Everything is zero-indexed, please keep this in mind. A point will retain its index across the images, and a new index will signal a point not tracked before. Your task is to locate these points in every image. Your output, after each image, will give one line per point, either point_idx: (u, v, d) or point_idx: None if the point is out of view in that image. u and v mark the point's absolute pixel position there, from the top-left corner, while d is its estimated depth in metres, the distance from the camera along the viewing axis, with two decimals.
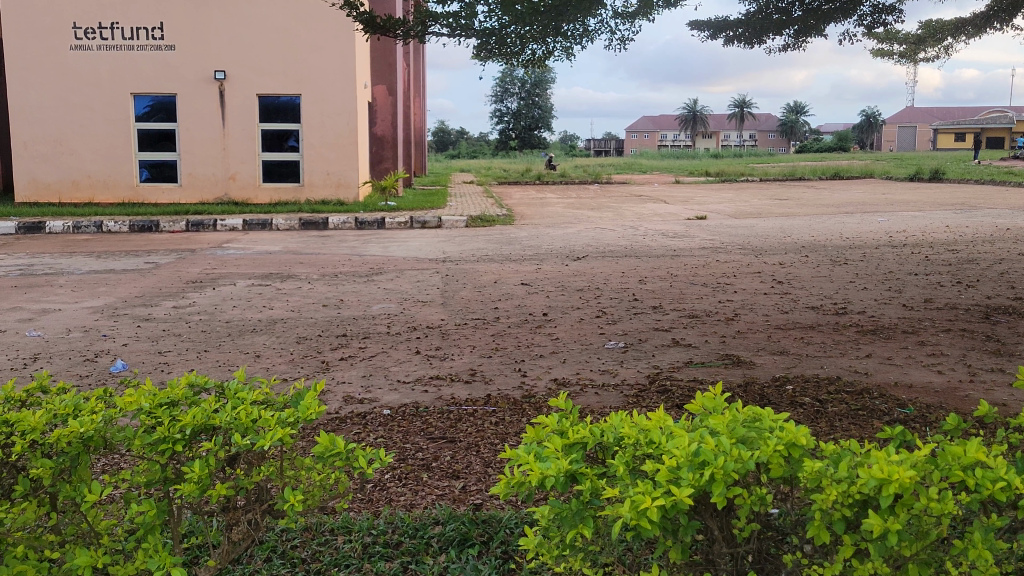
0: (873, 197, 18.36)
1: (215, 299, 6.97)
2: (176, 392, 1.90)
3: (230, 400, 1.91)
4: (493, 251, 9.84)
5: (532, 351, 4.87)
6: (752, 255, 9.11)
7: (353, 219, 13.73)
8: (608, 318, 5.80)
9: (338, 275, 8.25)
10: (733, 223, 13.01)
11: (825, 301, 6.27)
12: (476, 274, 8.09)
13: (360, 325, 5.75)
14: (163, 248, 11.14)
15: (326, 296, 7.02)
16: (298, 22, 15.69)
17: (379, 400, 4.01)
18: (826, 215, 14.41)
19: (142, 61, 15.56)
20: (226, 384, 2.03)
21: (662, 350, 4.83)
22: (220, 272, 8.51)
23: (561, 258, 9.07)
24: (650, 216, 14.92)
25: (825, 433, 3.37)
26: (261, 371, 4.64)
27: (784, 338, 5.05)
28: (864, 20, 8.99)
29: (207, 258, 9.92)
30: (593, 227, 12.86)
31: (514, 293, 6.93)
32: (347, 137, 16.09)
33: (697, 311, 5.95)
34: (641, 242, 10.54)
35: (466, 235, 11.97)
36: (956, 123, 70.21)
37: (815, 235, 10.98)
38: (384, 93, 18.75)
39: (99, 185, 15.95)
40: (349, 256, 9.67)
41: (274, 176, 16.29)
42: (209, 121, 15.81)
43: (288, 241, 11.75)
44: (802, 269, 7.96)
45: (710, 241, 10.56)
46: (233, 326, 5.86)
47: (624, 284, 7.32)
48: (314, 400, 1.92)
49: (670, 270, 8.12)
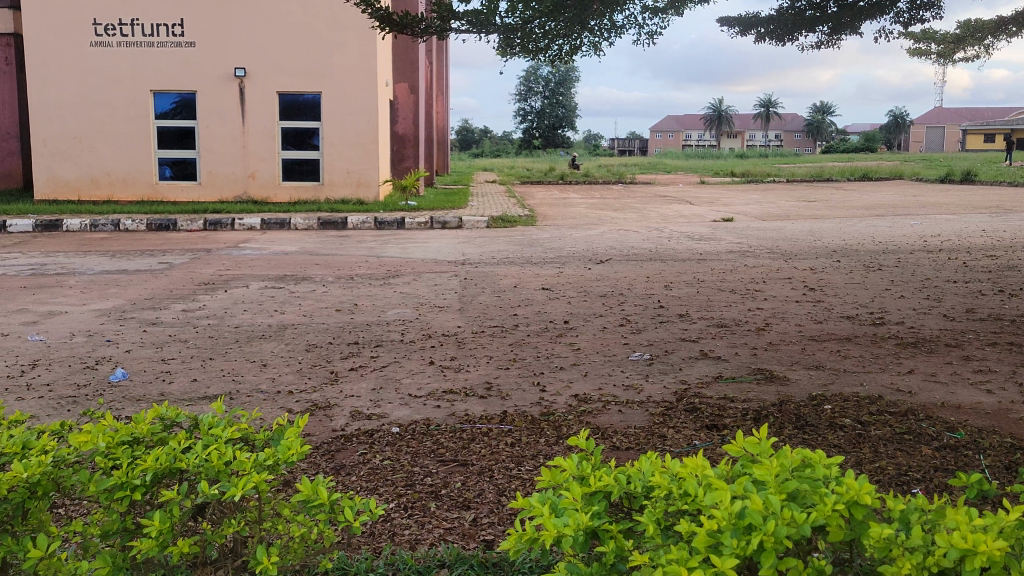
0: (904, 199, 17.99)
1: (226, 302, 6.77)
2: (143, 427, 1.84)
3: (204, 438, 1.76)
4: (515, 253, 9.61)
5: (551, 363, 4.61)
6: (781, 260, 8.83)
7: (372, 219, 13.53)
8: (632, 326, 5.54)
9: (354, 277, 8.03)
10: (761, 226, 12.73)
11: (861, 311, 5.98)
12: (496, 277, 7.85)
13: (373, 332, 5.52)
14: (180, 248, 10.99)
15: (341, 300, 6.81)
16: (320, 18, 15.50)
17: (387, 416, 3.77)
18: (856, 217, 14.08)
19: (162, 58, 15.44)
20: (204, 419, 1.90)
21: (690, 363, 4.56)
22: (233, 274, 8.32)
23: (584, 261, 8.83)
24: (675, 217, 14.64)
25: (870, 460, 3.09)
26: (267, 381, 4.42)
27: (820, 351, 4.76)
28: (901, 17, 8.72)
29: (222, 258, 9.74)
30: (617, 229, 12.61)
31: (535, 299, 6.68)
32: (368, 136, 15.90)
33: (726, 321, 5.67)
34: (666, 245, 10.28)
35: (487, 236, 11.74)
36: (986, 124, 69.32)
37: (846, 238, 10.68)
38: (406, 91, 18.56)
39: (118, 182, 15.85)
40: (367, 258, 9.47)
41: (294, 174, 16.10)
42: (229, 118, 15.67)
43: (306, 241, 11.57)
44: (834, 275, 7.67)
45: (737, 244, 10.29)
46: (242, 331, 5.66)
47: (649, 290, 7.07)
48: (297, 439, 1.74)
49: (696, 275, 7.86)
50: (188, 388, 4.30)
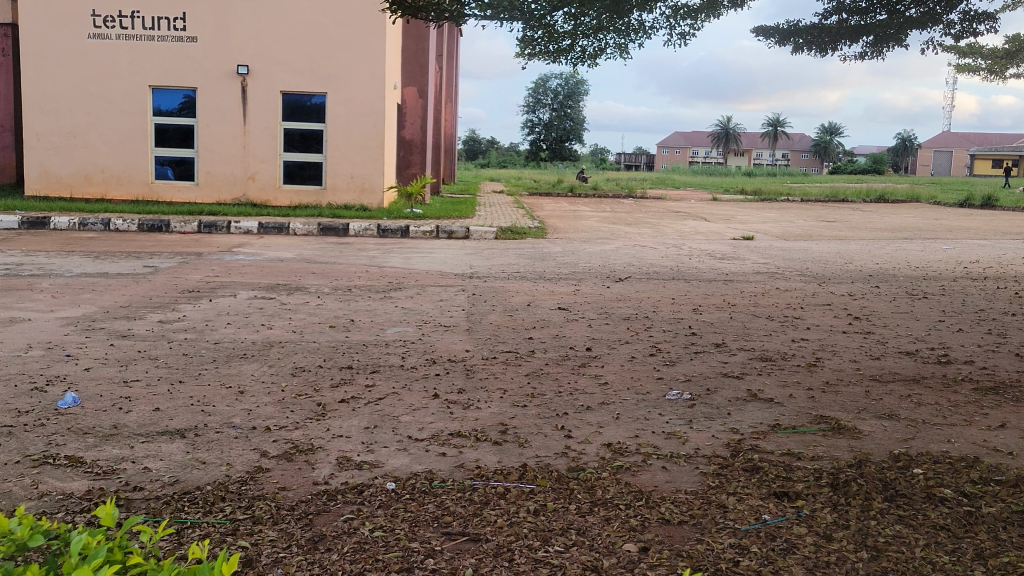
0: (927, 222, 17.34)
1: (208, 314, 6.11)
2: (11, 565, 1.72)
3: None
4: (526, 267, 8.96)
5: (574, 401, 3.93)
6: (814, 283, 8.20)
7: (375, 226, 12.87)
8: (665, 358, 4.87)
9: (352, 289, 7.38)
10: (784, 246, 12.08)
11: (919, 346, 5.31)
12: (507, 293, 7.21)
13: (370, 355, 4.85)
14: (171, 251, 10.34)
15: (337, 315, 6.16)
16: (327, 16, 14.88)
17: (381, 466, 3.10)
18: (883, 239, 13.46)
19: (162, 52, 14.83)
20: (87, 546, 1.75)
21: (738, 406, 3.89)
22: (222, 281, 7.67)
23: (602, 278, 8.18)
24: (691, 234, 14.01)
25: (996, 553, 2.42)
26: (241, 413, 3.74)
27: (886, 396, 4.09)
28: (952, 29, 8.12)
29: (212, 263, 9.10)
30: (633, 244, 11.97)
31: (552, 320, 6.03)
32: (375, 140, 15.26)
33: (770, 353, 5.00)
34: (688, 263, 9.62)
35: (497, 248, 11.11)
36: (995, 150, 69.08)
37: (878, 262, 10.05)
38: (415, 95, 17.95)
39: (113, 180, 15.23)
40: (368, 268, 8.82)
41: (295, 178, 15.47)
42: (230, 117, 15.04)
43: (304, 248, 10.94)
44: (877, 303, 7.02)
45: (763, 265, 9.65)
46: (222, 349, 4.99)
47: (676, 313, 6.42)
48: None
49: (726, 298, 7.21)
50: (148, 419, 3.63)
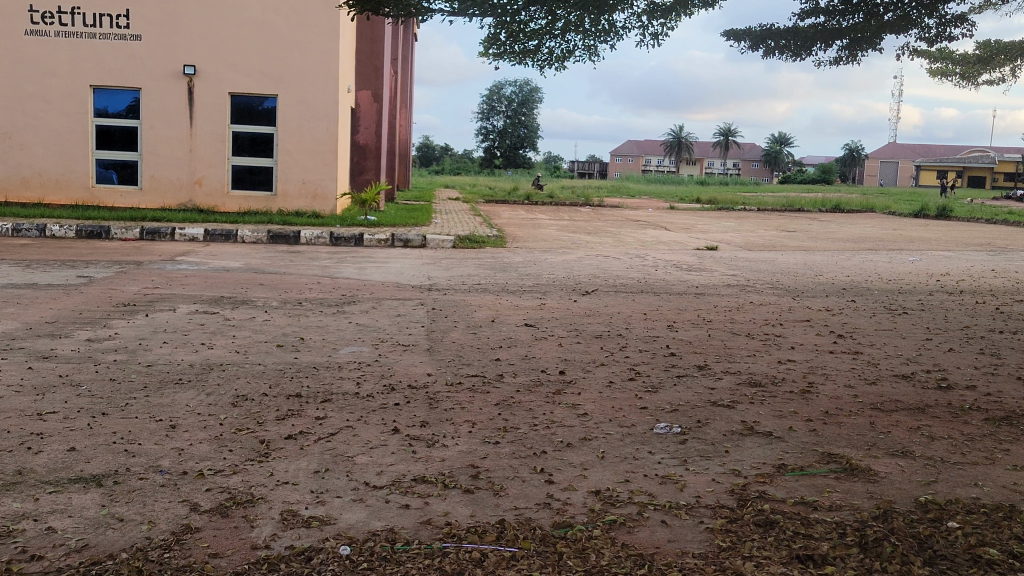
0: (888, 232, 17.19)
1: (143, 331, 5.58)
2: None
3: None
4: (487, 278, 8.53)
5: (552, 438, 3.50)
6: (789, 297, 7.86)
7: (327, 234, 12.33)
8: (645, 383, 4.44)
9: (301, 303, 6.88)
10: (750, 257, 11.78)
11: (914, 368, 4.96)
12: (469, 308, 6.76)
13: (321, 381, 4.36)
14: (108, 259, 9.74)
15: (286, 332, 5.67)
16: (278, 15, 14.34)
17: (334, 522, 2.65)
18: (847, 250, 13.24)
19: (104, 51, 14.17)
20: None
21: (735, 442, 3.48)
22: (160, 294, 7.12)
23: (568, 291, 7.77)
24: (653, 243, 13.66)
25: None
26: (172, 453, 3.24)
27: (893, 429, 3.71)
28: (927, 34, 7.80)
29: (151, 273, 8.55)
30: (596, 254, 11.59)
31: (518, 338, 5.59)
32: (327, 145, 14.71)
33: (760, 376, 4.60)
34: (655, 275, 9.26)
35: (454, 257, 10.67)
36: (942, 162, 70.22)
37: (848, 274, 9.78)
38: (370, 99, 17.43)
39: (51, 184, 14.51)
40: (320, 279, 8.32)
41: (244, 183, 14.86)
42: (175, 119, 14.40)
43: (252, 256, 10.39)
44: (857, 319, 6.68)
45: (732, 276, 9.32)
46: (155, 373, 4.47)
47: (650, 330, 6.02)
48: None
49: (700, 312, 6.85)
50: (61, 462, 3.12)
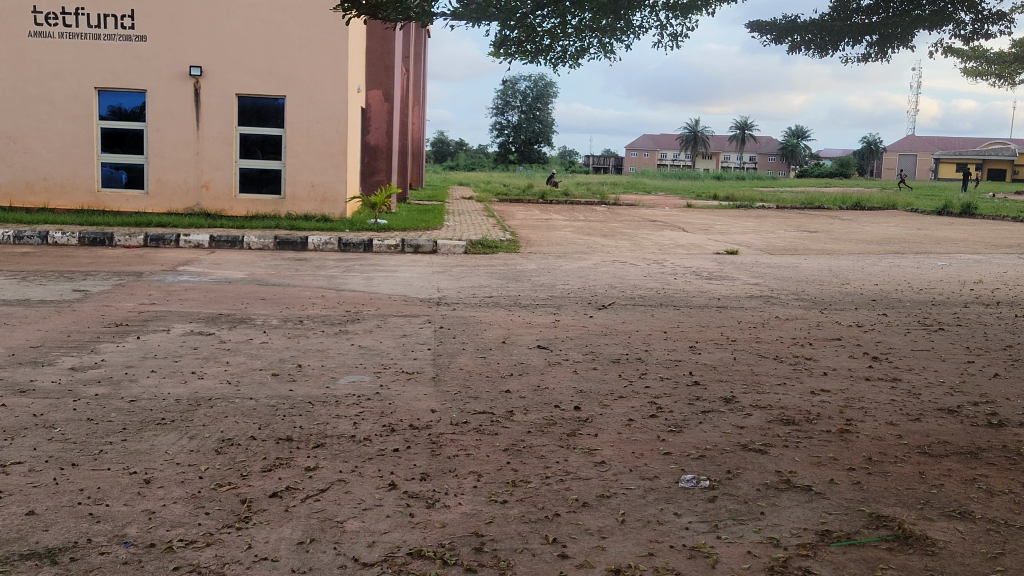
0: (912, 233, 16.75)
1: (132, 357, 5.25)
2: None
3: None
4: (499, 291, 8.18)
5: (565, 495, 3.14)
6: (815, 310, 7.48)
7: (336, 240, 12.01)
8: (668, 421, 4.07)
9: (303, 321, 6.54)
10: (773, 262, 11.40)
11: (960, 400, 4.57)
12: (479, 326, 6.41)
13: (315, 421, 4.01)
14: (109, 270, 9.45)
15: (283, 357, 5.33)
16: (286, 14, 14.02)
17: None
18: (872, 253, 12.82)
19: (109, 52, 13.89)
20: None
21: (770, 500, 3.11)
22: (156, 311, 6.80)
23: (584, 305, 7.41)
24: (671, 247, 13.28)
25: None
26: (141, 518, 2.90)
27: (947, 482, 3.32)
28: (962, 31, 7.42)
29: (150, 286, 8.24)
30: (612, 260, 11.23)
31: (530, 363, 5.23)
32: (336, 146, 14.38)
33: (794, 413, 4.22)
34: (675, 285, 8.89)
35: (466, 265, 10.33)
36: (961, 156, 69.41)
37: (875, 282, 9.38)
38: (380, 98, 17.08)
39: (56, 189, 14.24)
40: (324, 292, 7.99)
41: (252, 186, 14.54)
42: (181, 121, 14.09)
43: (257, 265, 10.08)
44: (891, 337, 6.30)
45: (754, 286, 8.94)
46: (136, 412, 4.13)
47: (671, 353, 5.66)
48: None
49: (724, 329, 6.48)
50: (16, 530, 2.78)
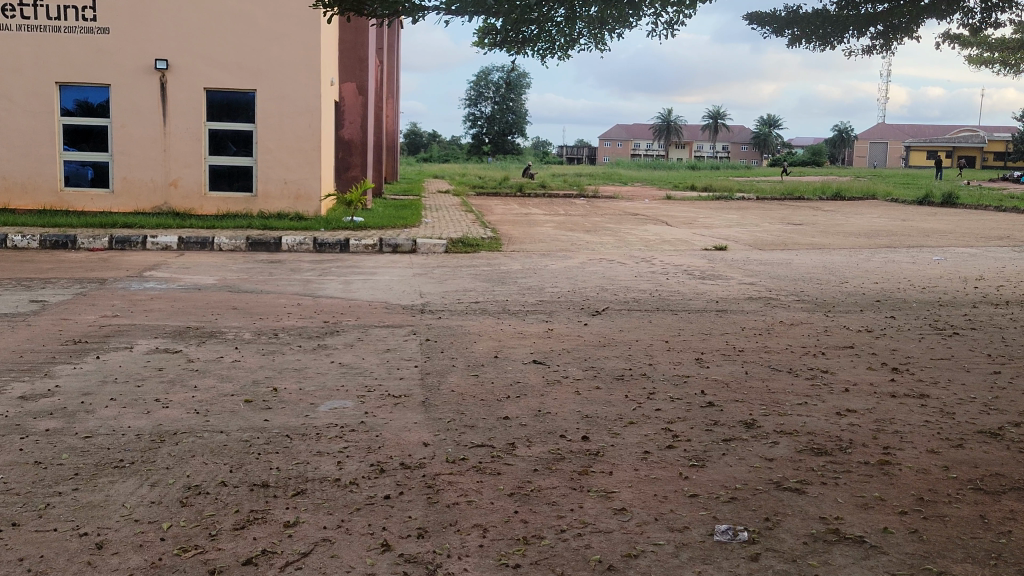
0: (898, 224, 16.49)
1: (90, 382, 4.77)
2: None
3: None
4: (486, 295, 7.76)
5: (586, 556, 2.72)
6: (820, 313, 7.10)
7: (311, 240, 11.52)
8: (688, 454, 3.66)
9: (278, 334, 6.07)
10: (764, 258, 11.05)
11: (999, 419, 4.19)
12: (468, 337, 5.98)
13: (294, 460, 3.57)
14: (70, 276, 8.91)
15: (257, 380, 4.86)
16: (254, 5, 13.48)
17: None
18: (863, 247, 12.52)
19: (70, 45, 13.29)
20: None
21: (821, 557, 2.71)
22: (118, 325, 6.30)
23: (577, 311, 6.99)
24: (658, 243, 12.90)
25: None
26: None
27: (1014, 528, 2.94)
28: (969, 19, 7.10)
29: (114, 294, 7.75)
30: (599, 258, 10.83)
31: (528, 382, 4.80)
32: (310, 142, 13.86)
33: (824, 441, 3.82)
34: (668, 286, 8.51)
35: (448, 266, 9.89)
36: (933, 143, 69.76)
37: (874, 280, 9.04)
38: (354, 92, 16.56)
39: (17, 189, 13.63)
40: (300, 300, 7.51)
41: (222, 183, 13.99)
42: (147, 117, 13.52)
43: (228, 269, 9.58)
44: (906, 344, 5.92)
45: (750, 286, 8.58)
46: (92, 451, 3.67)
47: (677, 367, 5.24)
48: None
49: (729, 338, 6.08)
50: None
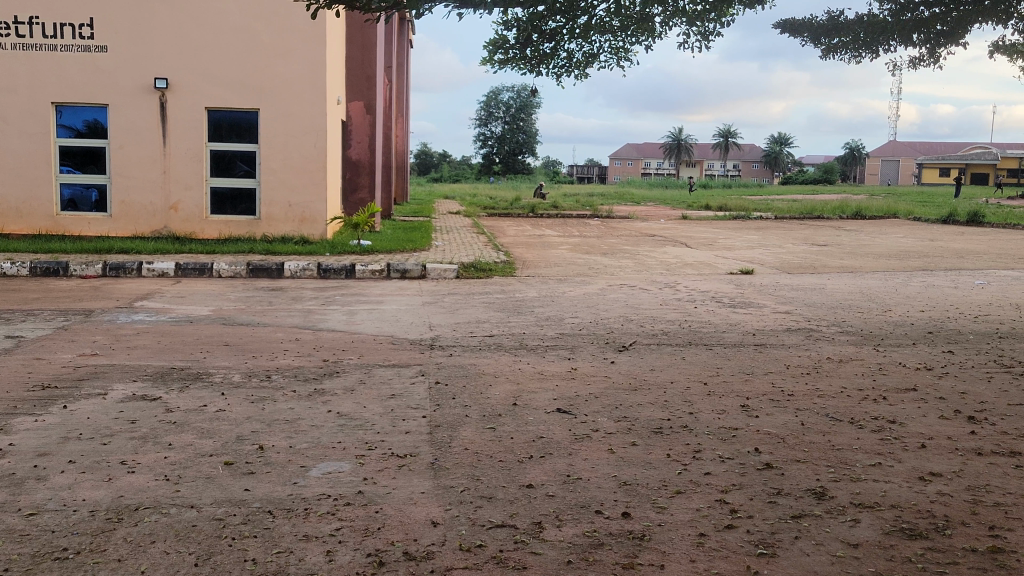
0: (927, 245, 15.80)
1: (49, 439, 4.15)
2: None
3: None
4: (501, 327, 7.15)
5: None
6: (869, 347, 6.45)
7: (314, 265, 10.94)
8: (754, 538, 3.01)
9: (271, 376, 5.46)
10: (794, 283, 10.43)
11: None
12: (482, 379, 5.34)
13: (276, 546, 2.95)
14: (55, 307, 8.35)
15: (242, 435, 4.23)
16: (258, 21, 12.96)
17: None
18: (896, 269, 11.89)
19: (67, 64, 12.79)
20: None
21: None
22: (94, 366, 5.70)
23: (602, 346, 6.36)
24: (679, 266, 12.28)
25: None
26: None
27: None
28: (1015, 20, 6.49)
29: (99, 327, 7.17)
30: (619, 284, 10.21)
31: (552, 438, 4.15)
32: (315, 162, 13.29)
33: (916, 519, 3.16)
34: (697, 315, 7.88)
35: (459, 293, 9.30)
36: (945, 160, 69.10)
37: (918, 307, 8.40)
38: (362, 110, 16.00)
39: (11, 213, 13.10)
40: (298, 334, 6.91)
41: (224, 206, 13.42)
42: (146, 138, 12.98)
43: (226, 298, 8.99)
44: (976, 386, 5.25)
45: (785, 314, 7.95)
46: (34, 536, 3.04)
47: (721, 416, 4.59)
48: None
49: (774, 379, 5.43)
50: None
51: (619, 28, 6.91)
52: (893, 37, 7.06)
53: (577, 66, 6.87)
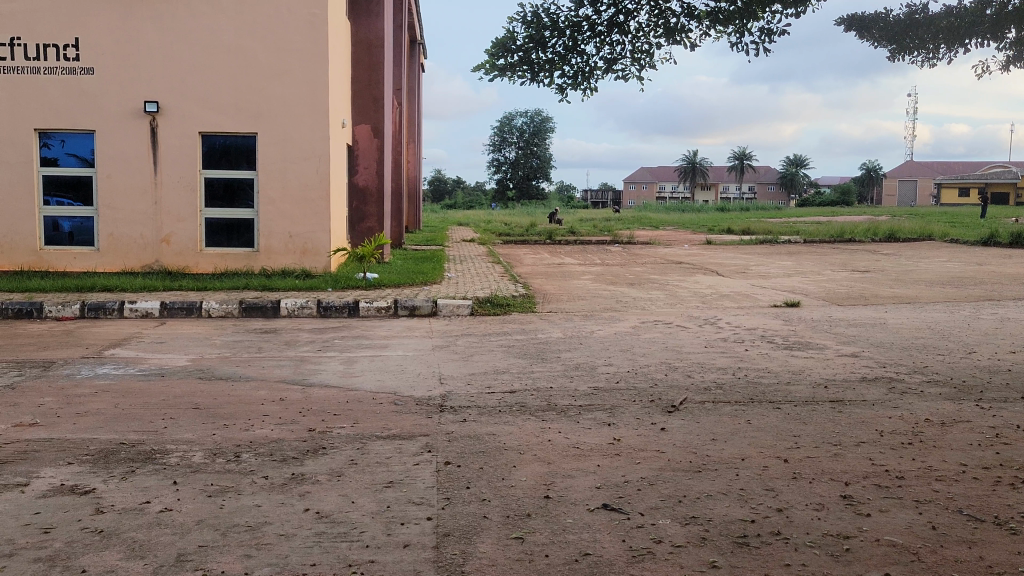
0: (978, 270, 14.69)
1: None
2: None
3: None
4: (522, 380, 6.06)
5: None
6: (970, 403, 5.33)
7: (315, 303, 9.90)
8: None
9: (241, 455, 4.38)
10: (849, 317, 9.31)
11: None
12: (504, 458, 4.23)
13: None
14: (13, 356, 7.33)
15: (183, 555, 3.15)
16: (255, 39, 12.03)
17: None
18: (955, 299, 10.78)
19: (50, 87, 11.85)
20: None
21: None
22: (27, 442, 4.63)
23: (646, 407, 5.24)
24: (716, 298, 11.18)
25: None
26: None
27: None
28: None
29: (52, 384, 6.12)
30: (653, 321, 9.11)
31: (601, 557, 3.06)
32: (318, 189, 12.28)
33: None
34: (749, 360, 6.77)
35: (473, 335, 8.24)
36: (966, 179, 67.97)
37: (1004, 347, 7.26)
38: (369, 134, 15.03)
39: None
40: (284, 391, 5.83)
41: (221, 238, 12.40)
42: (136, 166, 12.00)
43: (212, 344, 7.94)
44: None
45: (852, 358, 6.84)
46: None
47: (823, 513, 3.48)
48: None
49: (870, 454, 4.30)
50: None
51: (641, 30, 5.93)
52: (980, 30, 6.06)
53: (591, 74, 5.88)
